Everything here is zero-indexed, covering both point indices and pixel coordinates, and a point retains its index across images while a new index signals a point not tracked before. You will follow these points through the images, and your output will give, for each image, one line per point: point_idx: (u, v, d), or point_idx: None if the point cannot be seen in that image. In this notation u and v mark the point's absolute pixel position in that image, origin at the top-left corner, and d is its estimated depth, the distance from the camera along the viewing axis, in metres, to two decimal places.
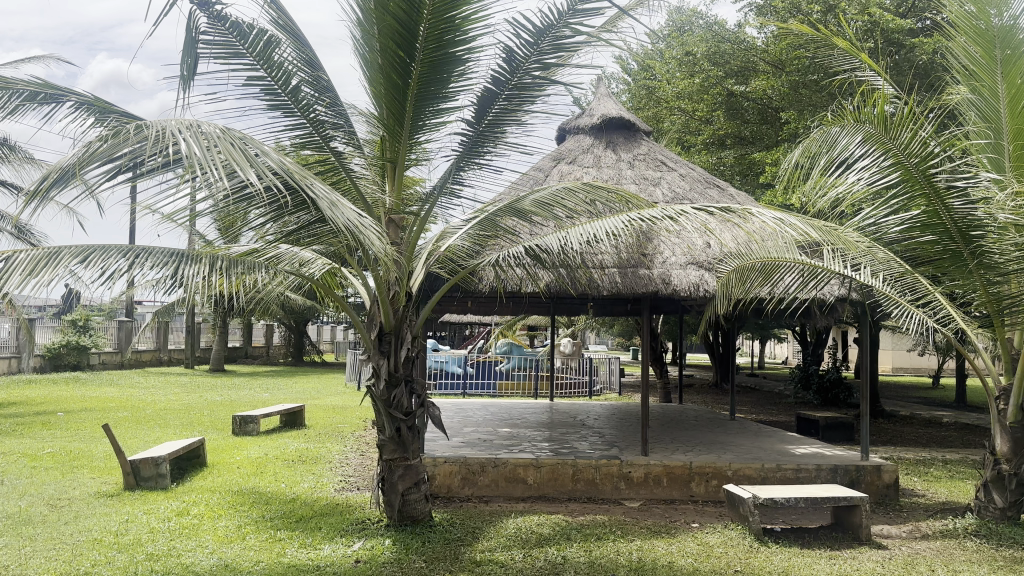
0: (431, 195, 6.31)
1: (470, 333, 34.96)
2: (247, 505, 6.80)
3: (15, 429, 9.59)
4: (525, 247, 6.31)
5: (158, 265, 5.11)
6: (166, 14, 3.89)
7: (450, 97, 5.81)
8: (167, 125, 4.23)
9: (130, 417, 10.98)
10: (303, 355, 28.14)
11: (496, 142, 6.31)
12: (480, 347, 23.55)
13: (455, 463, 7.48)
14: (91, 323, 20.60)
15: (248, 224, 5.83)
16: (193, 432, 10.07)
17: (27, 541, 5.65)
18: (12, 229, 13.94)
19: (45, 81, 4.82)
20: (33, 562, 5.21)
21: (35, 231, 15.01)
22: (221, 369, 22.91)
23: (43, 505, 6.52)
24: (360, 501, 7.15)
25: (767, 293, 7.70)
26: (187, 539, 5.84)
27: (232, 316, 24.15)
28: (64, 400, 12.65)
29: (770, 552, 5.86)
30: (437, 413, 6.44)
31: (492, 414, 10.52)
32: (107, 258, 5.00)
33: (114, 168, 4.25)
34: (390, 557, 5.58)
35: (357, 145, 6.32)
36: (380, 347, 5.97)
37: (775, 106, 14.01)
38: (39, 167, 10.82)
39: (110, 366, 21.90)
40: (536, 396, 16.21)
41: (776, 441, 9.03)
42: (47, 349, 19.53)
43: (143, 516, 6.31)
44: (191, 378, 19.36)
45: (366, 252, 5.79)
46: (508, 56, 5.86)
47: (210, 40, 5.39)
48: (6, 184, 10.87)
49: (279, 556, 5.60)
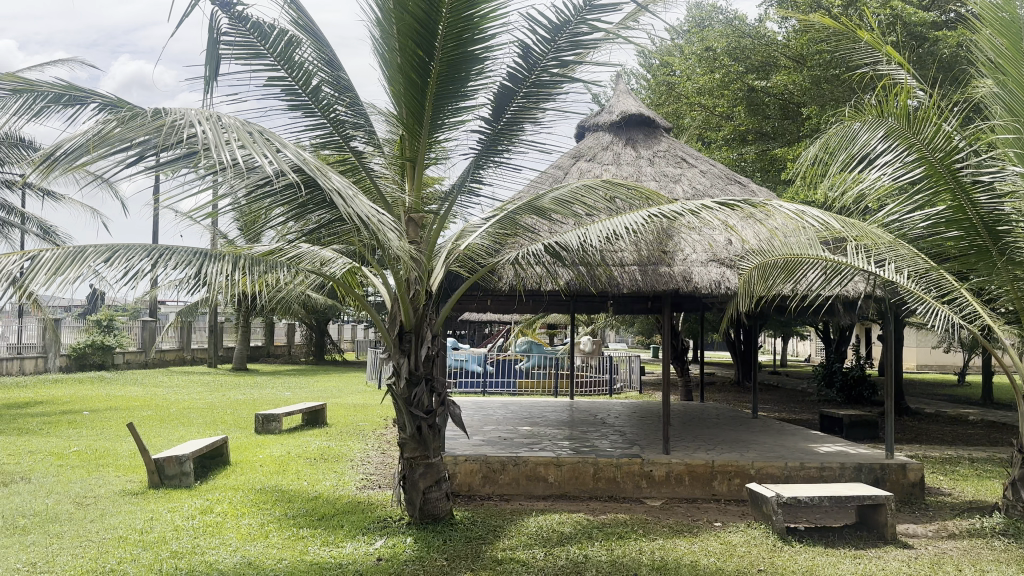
0: (450, 194, 6.34)
1: (490, 331, 35.01)
2: (270, 503, 6.84)
3: (41, 429, 9.71)
4: (544, 246, 6.30)
5: (181, 264, 5.19)
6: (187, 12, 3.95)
7: (468, 95, 5.83)
8: (188, 115, 4.30)
9: (155, 416, 11.08)
10: (324, 354, 28.30)
11: (514, 140, 6.31)
12: (499, 346, 23.52)
13: (476, 461, 7.49)
14: (115, 323, 20.79)
15: (269, 223, 5.91)
16: (217, 431, 10.14)
17: (54, 538, 5.73)
18: (37, 231, 14.09)
19: (70, 83, 4.94)
20: (59, 559, 5.28)
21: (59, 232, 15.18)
22: (244, 368, 23.06)
23: (69, 503, 6.61)
24: (381, 499, 7.19)
25: (789, 289, 7.60)
26: (211, 537, 5.89)
27: (254, 316, 24.33)
28: (88, 399, 12.76)
29: (795, 552, 5.80)
30: (458, 412, 6.44)
31: (512, 412, 10.50)
32: (130, 258, 5.06)
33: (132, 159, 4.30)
34: (411, 555, 5.59)
35: (377, 145, 6.36)
36: (401, 346, 5.99)
37: (796, 101, 13.90)
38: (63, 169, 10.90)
39: (135, 365, 22.14)
40: (556, 394, 16.18)
41: (799, 439, 8.94)
42: (72, 348, 19.79)
43: (167, 515, 6.35)
44: (213, 377, 19.48)
45: (385, 250, 5.81)
46: (525, 53, 5.85)
47: (231, 41, 5.42)
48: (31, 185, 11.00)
49: (302, 554, 5.63)
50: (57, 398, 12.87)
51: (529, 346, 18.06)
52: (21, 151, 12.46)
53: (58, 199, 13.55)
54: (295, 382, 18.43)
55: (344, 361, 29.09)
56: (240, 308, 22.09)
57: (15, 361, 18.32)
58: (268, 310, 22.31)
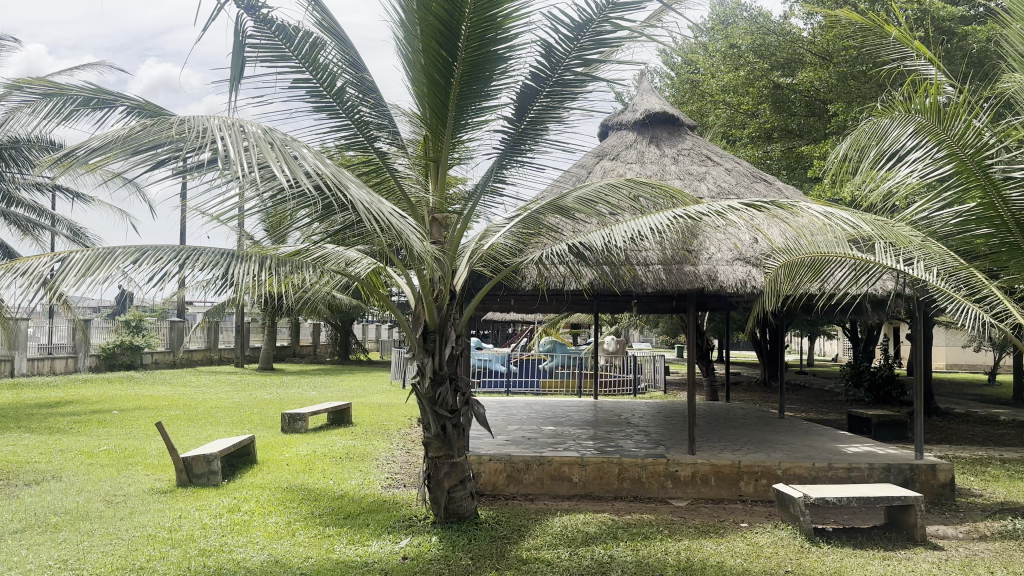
0: (474, 194, 6.36)
1: (513, 331, 35.07)
2: (296, 501, 6.88)
3: (72, 428, 9.87)
4: (568, 245, 6.29)
5: (208, 265, 5.25)
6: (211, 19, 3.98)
7: (491, 95, 5.83)
8: (209, 125, 4.30)
9: (182, 415, 11.21)
10: (349, 354, 28.47)
11: (538, 139, 6.31)
12: (523, 346, 23.51)
13: (500, 460, 7.50)
14: (144, 323, 21.06)
15: (295, 224, 6.01)
16: (244, 429, 10.23)
17: (85, 536, 5.81)
18: (67, 233, 14.28)
19: (99, 86, 5.02)
20: (91, 556, 5.36)
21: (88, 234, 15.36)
22: (270, 368, 23.25)
23: (100, 501, 6.70)
24: (406, 497, 7.21)
25: (816, 288, 7.53)
26: (238, 535, 5.94)
27: (280, 316, 24.53)
28: (118, 399, 12.92)
29: (822, 553, 5.75)
30: (482, 412, 6.43)
31: (536, 412, 10.50)
32: (159, 259, 5.12)
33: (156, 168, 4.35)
34: (436, 554, 5.61)
35: (401, 145, 6.39)
36: (425, 345, 6.01)
37: (823, 98, 13.76)
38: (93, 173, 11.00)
39: (163, 365, 22.42)
40: (581, 394, 16.17)
41: (827, 440, 8.85)
42: (102, 348, 20.07)
43: (195, 513, 6.42)
44: (240, 376, 19.66)
45: (409, 250, 5.83)
46: (548, 52, 5.83)
47: (256, 44, 5.47)
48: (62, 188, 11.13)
49: (328, 552, 5.66)
50: (88, 397, 13.07)
51: (553, 346, 18.01)
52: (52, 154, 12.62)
53: (88, 201, 13.72)
54: (321, 382, 18.57)
55: (369, 361, 29.24)
56: (266, 308, 22.27)
57: (46, 362, 18.63)
58: (294, 311, 22.46)
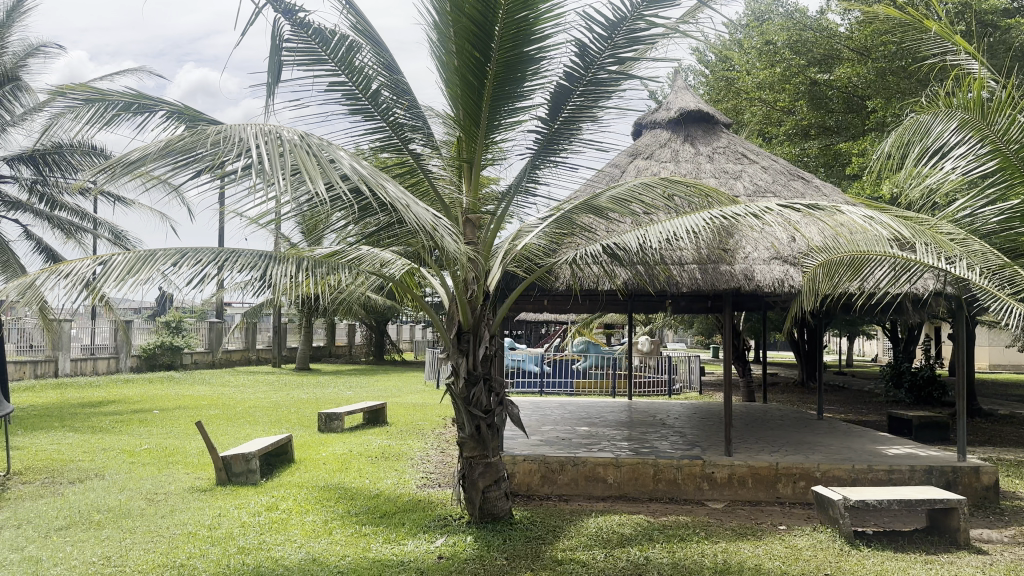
0: (507, 194, 6.37)
1: (547, 331, 35.06)
2: (333, 500, 6.95)
3: (115, 427, 10.07)
4: (602, 246, 6.27)
5: (246, 267, 5.32)
6: (247, 26, 4.05)
7: (524, 95, 5.83)
8: (245, 134, 4.36)
9: (221, 414, 11.38)
10: (383, 354, 28.68)
11: (571, 139, 6.31)
12: (557, 346, 23.49)
13: (534, 461, 7.48)
14: (183, 324, 21.43)
15: (330, 226, 6.09)
16: (281, 428, 10.37)
17: (127, 533, 5.92)
18: (110, 236, 14.54)
19: (139, 92, 5.14)
20: (132, 554, 5.46)
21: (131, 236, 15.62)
22: (306, 368, 23.52)
23: (141, 499, 6.82)
24: (441, 497, 7.24)
25: (856, 287, 7.41)
26: (277, 533, 6.01)
27: (316, 317, 24.77)
28: (159, 399, 13.15)
29: (862, 556, 5.66)
30: (516, 412, 6.43)
31: (570, 412, 10.48)
32: (198, 261, 5.21)
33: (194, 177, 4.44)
34: (471, 554, 5.62)
35: (435, 147, 6.43)
36: (459, 346, 6.02)
37: (861, 94, 13.54)
38: None
39: (202, 365, 22.79)
40: (615, 395, 16.11)
41: (866, 441, 8.71)
42: (143, 349, 20.45)
43: (234, 511, 6.51)
44: (279, 376, 19.95)
45: (444, 251, 5.86)
46: (581, 52, 5.82)
47: (293, 48, 5.53)
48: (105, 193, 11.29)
49: (364, 551, 5.71)
50: (130, 397, 13.34)
51: (587, 346, 17.95)
52: (94, 159, 12.85)
53: (130, 205, 13.97)
54: (357, 382, 18.76)
55: (404, 361, 29.44)
56: (302, 309, 22.51)
57: (89, 362, 19.05)
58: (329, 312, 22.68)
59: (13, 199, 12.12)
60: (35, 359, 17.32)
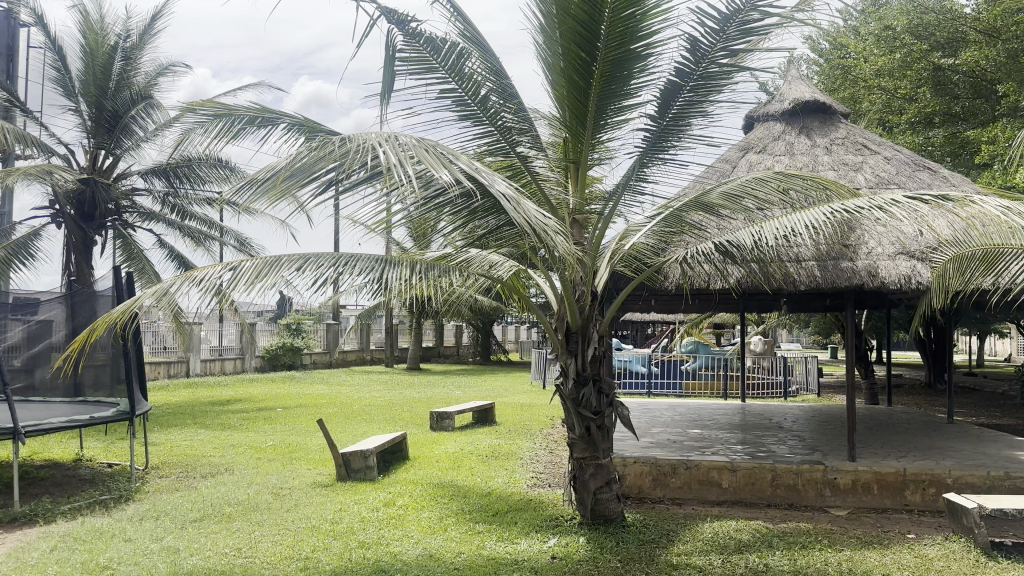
0: (614, 193, 6.31)
1: (654, 331, 34.60)
2: (447, 498, 7.08)
3: (243, 423, 10.64)
4: (714, 244, 6.11)
5: (364, 271, 5.49)
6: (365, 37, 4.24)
7: (632, 93, 5.76)
8: (368, 141, 4.59)
9: (339, 412, 11.82)
10: (490, 355, 29.07)
11: (681, 136, 6.18)
12: (664, 346, 23.14)
13: (646, 463, 7.38)
14: (303, 326, 22.43)
15: (439, 230, 6.21)
16: (396, 426, 10.67)
17: (257, 525, 6.24)
18: (235, 243, 15.32)
19: (263, 107, 5.41)
20: (262, 545, 5.74)
21: (254, 243, 16.42)
22: (416, 368, 24.12)
23: (268, 493, 7.18)
24: (553, 498, 7.26)
25: (993, 283, 6.93)
26: (395, 529, 6.19)
27: (426, 319, 25.39)
28: (282, 398, 13.81)
29: (1002, 569, 5.29)
30: (627, 413, 6.37)
31: (681, 414, 10.30)
32: (320, 266, 5.44)
33: (321, 185, 4.67)
34: (584, 555, 5.61)
35: (542, 148, 6.46)
36: (568, 347, 6.02)
37: (993, 77, 12.67)
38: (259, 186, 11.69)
39: (320, 365, 23.77)
40: (727, 396, 15.74)
41: (1004, 447, 8.13)
42: (267, 350, 21.51)
43: (354, 506, 6.74)
44: (392, 376, 20.57)
45: (552, 252, 5.87)
46: (692, 47, 5.71)
47: (406, 57, 5.68)
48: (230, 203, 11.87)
49: (479, 548, 5.79)
50: (255, 396, 14.07)
51: (696, 346, 17.58)
52: (221, 171, 13.67)
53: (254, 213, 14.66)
54: (465, 382, 19.10)
55: (510, 361, 29.75)
56: (411, 310, 23.09)
57: (217, 363, 20.25)
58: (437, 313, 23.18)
59: (149, 210, 12.87)
60: (169, 360, 18.56)
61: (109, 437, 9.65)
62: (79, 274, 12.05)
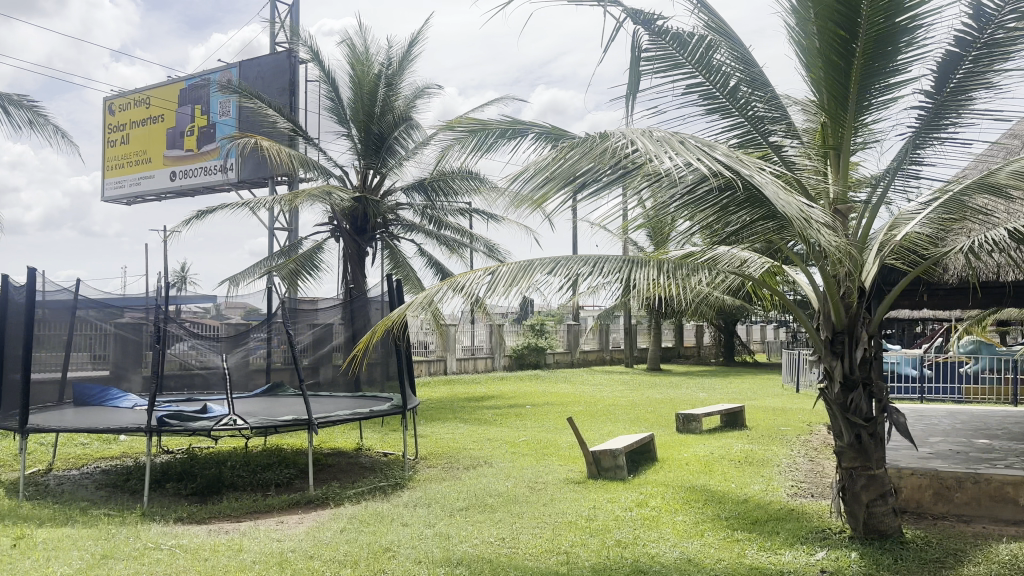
0: (883, 179, 5.78)
1: (921, 330, 31.35)
2: (702, 502, 6.93)
3: (496, 419, 11.22)
4: (1008, 230, 5.37)
5: (611, 272, 5.57)
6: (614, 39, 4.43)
7: (902, 69, 5.24)
8: (625, 138, 4.80)
9: (585, 411, 12.04)
10: (733, 355, 28.10)
11: (962, 111, 5.49)
12: (936, 347, 20.80)
13: (925, 476, 6.65)
14: (545, 327, 23.27)
15: (682, 231, 6.09)
16: (642, 427, 10.65)
17: (517, 518, 6.52)
18: (485, 249, 16.12)
19: (513, 119, 5.63)
20: (523, 538, 5.99)
21: (501, 249, 17.19)
22: (657, 369, 23.96)
23: (525, 487, 7.49)
24: (816, 508, 6.80)
25: None
26: (650, 530, 6.15)
27: (665, 318, 25.11)
28: (530, 395, 14.38)
29: None
30: (903, 420, 5.80)
31: (963, 423, 9.20)
32: (570, 267, 5.62)
33: (574, 186, 4.88)
34: (859, 571, 5.19)
35: (796, 136, 6.12)
36: (832, 348, 5.61)
37: None
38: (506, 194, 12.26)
39: (563, 365, 24.45)
40: (1018, 404, 13.85)
41: None
42: (513, 349, 22.59)
43: (608, 505, 6.81)
44: (634, 376, 20.66)
45: (812, 245, 5.51)
46: (976, 12, 5.12)
47: (652, 56, 5.63)
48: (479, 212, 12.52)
49: (739, 556, 5.58)
50: (505, 394, 14.79)
51: (978, 346, 15.64)
52: (471, 182, 14.53)
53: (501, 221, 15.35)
54: (709, 383, 18.64)
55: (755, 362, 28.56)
56: (649, 309, 22.97)
57: (471, 361, 21.60)
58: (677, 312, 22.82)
59: (411, 222, 13.93)
60: (428, 359, 20.24)
61: (382, 429, 10.65)
62: (355, 282, 13.41)
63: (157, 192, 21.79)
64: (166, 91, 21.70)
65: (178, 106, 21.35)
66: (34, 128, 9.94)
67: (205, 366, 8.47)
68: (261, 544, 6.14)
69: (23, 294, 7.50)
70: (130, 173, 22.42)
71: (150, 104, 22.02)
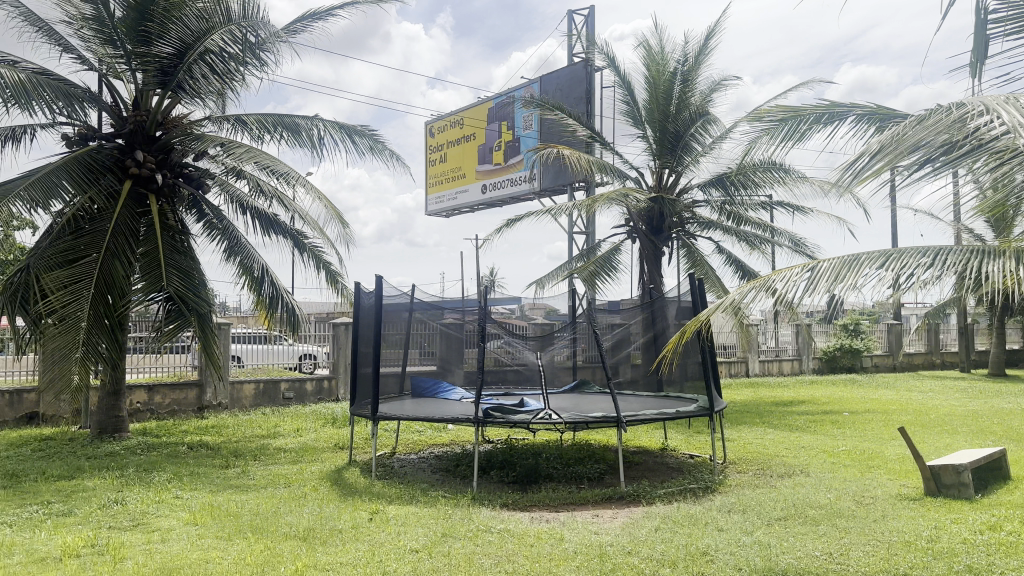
0: None
1: None
2: None
3: (811, 425, 10.51)
4: None
5: (951, 265, 4.99)
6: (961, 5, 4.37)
7: None
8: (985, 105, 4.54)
9: (916, 420, 10.80)
10: None
11: None
12: None
13: None
14: (861, 327, 21.51)
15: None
16: (992, 442, 9.26)
17: (843, 532, 6.03)
18: (789, 244, 15.23)
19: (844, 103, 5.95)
20: (852, 554, 5.52)
21: (807, 244, 16.11)
22: (1002, 374, 20.79)
23: (851, 499, 6.91)
24: None
25: None
26: (1012, 559, 5.31)
27: (1011, 316, 21.67)
28: (846, 401, 13.29)
29: None
30: None
31: None
32: (905, 261, 5.14)
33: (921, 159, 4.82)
34: None
35: None
36: None
37: None
38: (813, 185, 11.44)
39: (882, 368, 22.27)
40: None
41: None
42: (823, 351, 21.24)
43: (954, 526, 6.02)
44: (975, 383, 18.18)
45: None
46: None
47: (1004, 15, 4.86)
48: (783, 206, 11.82)
49: None
50: (817, 398, 13.83)
51: None
52: (773, 174, 13.83)
53: (806, 213, 14.39)
54: None
55: None
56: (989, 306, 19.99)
57: (775, 363, 20.90)
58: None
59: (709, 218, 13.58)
60: (732, 360, 19.84)
61: (689, 430, 10.54)
62: (653, 282, 13.46)
63: (471, 204, 23.91)
64: (477, 111, 23.69)
65: (486, 124, 23.18)
66: (374, 153, 11.39)
67: (520, 363, 9.04)
68: (580, 535, 6.37)
69: (372, 298, 8.63)
70: (448, 188, 24.92)
71: (464, 124, 24.20)
